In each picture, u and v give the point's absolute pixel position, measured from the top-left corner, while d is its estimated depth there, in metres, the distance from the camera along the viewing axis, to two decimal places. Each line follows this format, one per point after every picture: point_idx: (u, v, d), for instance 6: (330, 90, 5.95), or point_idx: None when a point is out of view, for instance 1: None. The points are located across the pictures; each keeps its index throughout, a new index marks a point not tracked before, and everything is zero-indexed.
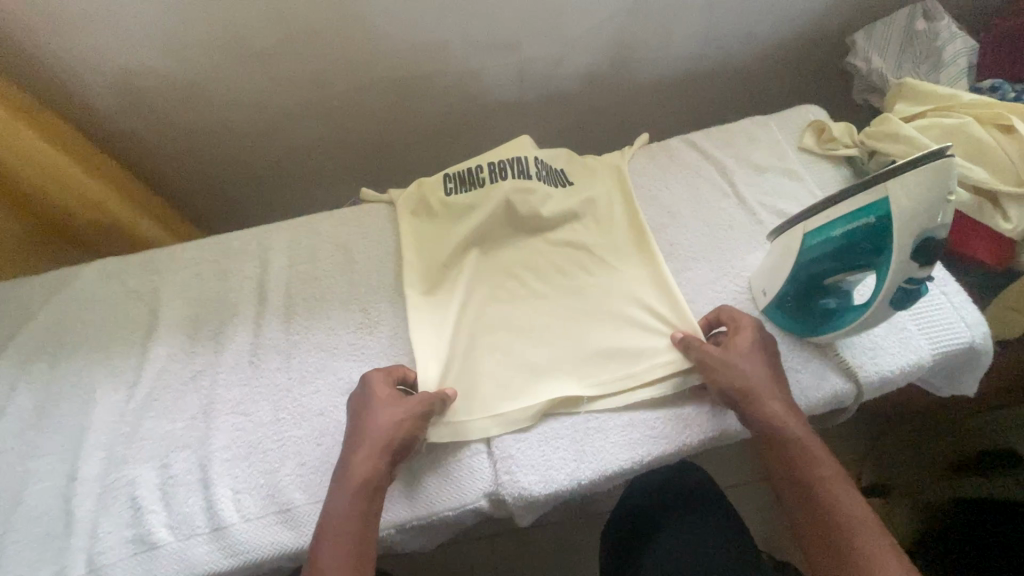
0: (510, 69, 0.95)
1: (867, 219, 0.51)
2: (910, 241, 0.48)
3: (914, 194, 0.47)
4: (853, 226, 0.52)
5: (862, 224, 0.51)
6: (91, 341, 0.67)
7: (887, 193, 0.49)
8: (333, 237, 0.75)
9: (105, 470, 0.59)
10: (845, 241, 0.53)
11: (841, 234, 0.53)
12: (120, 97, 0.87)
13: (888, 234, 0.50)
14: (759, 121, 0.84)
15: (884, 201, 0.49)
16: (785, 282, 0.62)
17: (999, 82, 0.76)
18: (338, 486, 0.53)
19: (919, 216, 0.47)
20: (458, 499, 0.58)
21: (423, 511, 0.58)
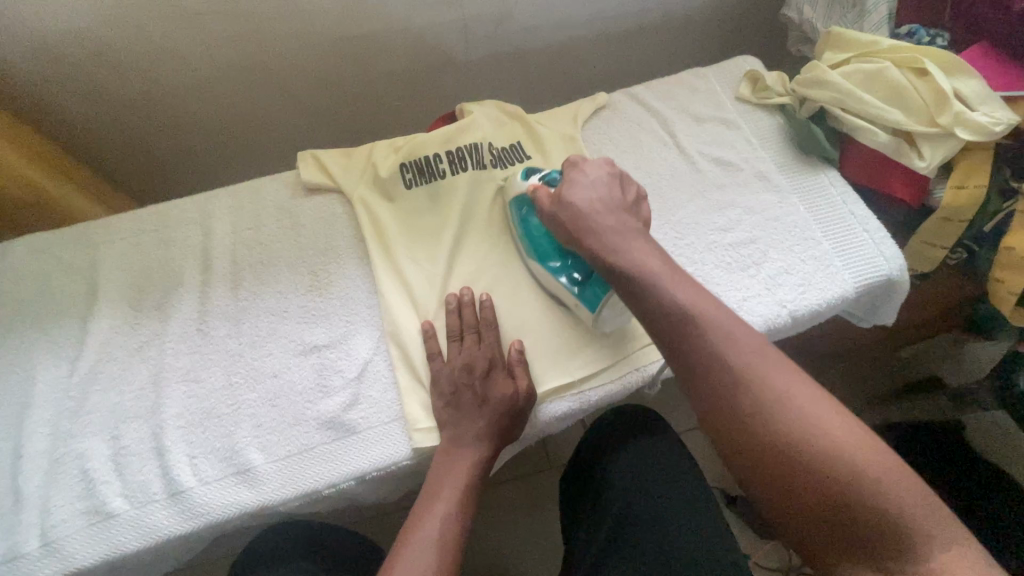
0: (454, 27, 0.94)
1: (515, 211, 0.70)
2: (519, 180, 0.69)
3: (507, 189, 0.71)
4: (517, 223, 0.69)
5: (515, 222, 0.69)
6: (27, 318, 0.65)
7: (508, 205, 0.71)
8: (278, 202, 0.73)
9: (52, 445, 0.58)
10: (520, 228, 0.68)
11: (517, 224, 0.69)
12: (37, 66, 0.82)
13: (521, 202, 0.69)
14: (698, 73, 0.89)
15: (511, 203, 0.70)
16: (545, 266, 0.65)
17: (916, 27, 0.80)
18: (479, 431, 0.57)
19: (511, 183, 0.71)
20: (397, 452, 0.59)
21: (384, 461, 0.59)
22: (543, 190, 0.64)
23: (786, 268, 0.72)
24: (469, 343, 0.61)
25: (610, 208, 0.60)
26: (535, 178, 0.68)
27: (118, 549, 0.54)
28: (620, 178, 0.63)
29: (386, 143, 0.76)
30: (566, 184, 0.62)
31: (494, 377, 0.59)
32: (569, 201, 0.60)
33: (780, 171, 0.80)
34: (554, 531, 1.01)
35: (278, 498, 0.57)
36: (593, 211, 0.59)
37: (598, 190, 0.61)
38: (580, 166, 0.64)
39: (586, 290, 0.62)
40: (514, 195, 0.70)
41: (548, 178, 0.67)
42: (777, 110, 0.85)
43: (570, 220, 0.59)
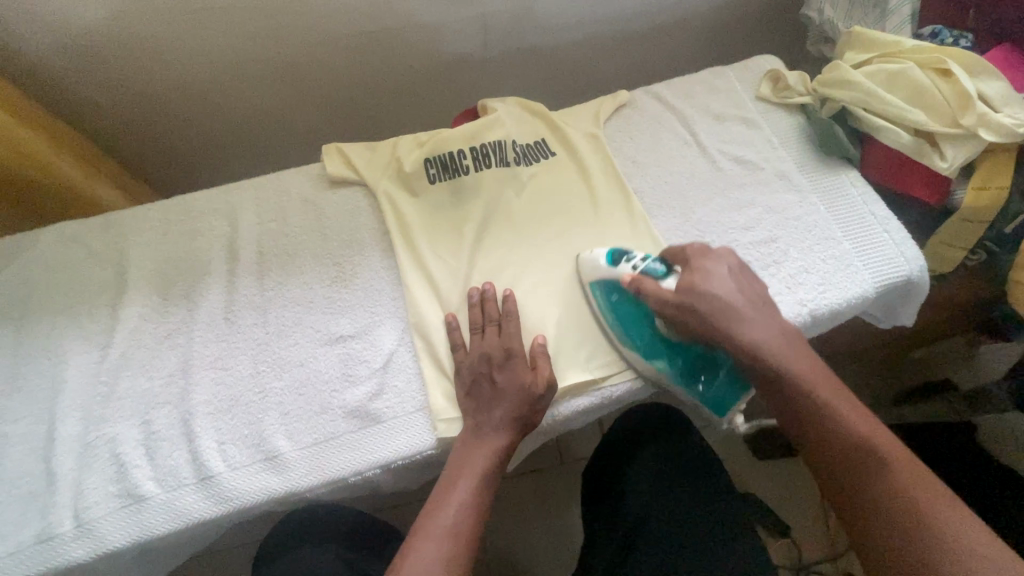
0: (474, 23, 0.94)
1: (602, 297, 0.65)
2: (612, 274, 0.64)
3: (588, 267, 0.67)
4: (607, 315, 0.65)
5: (604, 306, 0.65)
6: (57, 304, 0.66)
7: (589, 285, 0.66)
8: (303, 194, 0.74)
9: (84, 429, 0.59)
10: (614, 324, 0.64)
11: (608, 312, 0.65)
12: (64, 57, 0.83)
13: (614, 292, 0.64)
14: (719, 72, 0.89)
15: (593, 286, 0.66)
16: (666, 374, 0.63)
17: (939, 28, 0.80)
18: (497, 419, 0.57)
19: (592, 267, 0.66)
20: (421, 443, 0.60)
21: (409, 451, 0.60)
22: (648, 283, 0.61)
23: (806, 267, 0.73)
24: (488, 334, 0.62)
25: (744, 301, 0.60)
26: (627, 264, 0.64)
27: (149, 531, 0.55)
28: (744, 270, 0.63)
29: (411, 138, 0.76)
30: (696, 274, 0.61)
31: (513, 365, 0.60)
32: (704, 289, 0.60)
33: (800, 171, 0.80)
34: (566, 525, 1.02)
35: (305, 484, 0.58)
36: (732, 302, 0.59)
37: (732, 282, 0.61)
38: (706, 255, 0.63)
39: (709, 391, 0.64)
40: (597, 278, 0.66)
41: (649, 268, 0.63)
42: (798, 110, 0.86)
43: (698, 310, 0.59)
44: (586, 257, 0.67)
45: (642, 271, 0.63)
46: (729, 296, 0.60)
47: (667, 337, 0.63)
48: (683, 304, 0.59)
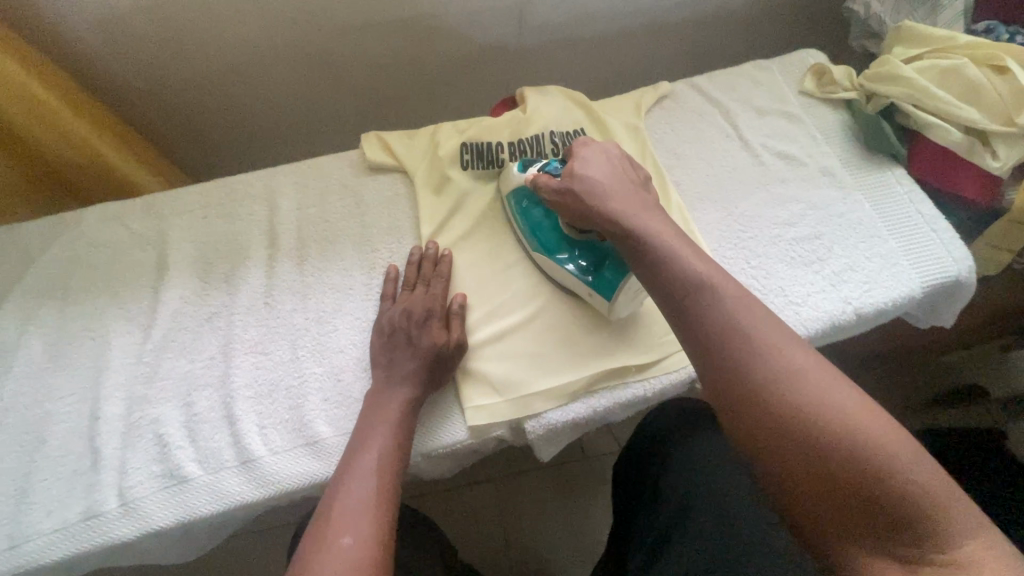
0: (512, 11, 0.93)
1: (518, 205, 0.68)
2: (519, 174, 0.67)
3: (507, 182, 0.69)
4: (519, 221, 0.68)
5: (517, 213, 0.68)
6: (99, 284, 0.66)
7: (507, 196, 0.69)
8: (341, 180, 0.74)
9: (127, 409, 0.60)
10: (523, 225, 0.67)
11: (518, 217, 0.68)
12: (104, 40, 0.83)
13: (522, 198, 0.67)
14: (762, 65, 0.87)
15: (509, 198, 0.69)
16: (560, 264, 0.63)
17: (995, 24, 0.78)
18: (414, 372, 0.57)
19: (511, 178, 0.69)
20: (455, 434, 0.60)
21: (444, 440, 0.59)
22: (543, 176, 0.63)
23: (851, 265, 0.71)
24: (417, 292, 0.63)
25: (621, 182, 0.59)
26: (533, 167, 0.66)
27: (192, 513, 0.56)
28: (630, 160, 0.63)
29: (451, 125, 0.76)
30: (576, 160, 0.61)
31: (430, 326, 0.60)
32: (583, 175, 0.59)
33: (844, 167, 0.79)
34: (590, 519, 1.02)
35: None
36: (608, 186, 0.58)
37: (609, 166, 0.61)
38: (588, 145, 0.63)
39: (598, 278, 0.61)
40: (512, 186, 0.68)
41: (548, 167, 0.64)
42: (842, 106, 0.84)
43: (579, 196, 0.59)
44: (503, 171, 0.71)
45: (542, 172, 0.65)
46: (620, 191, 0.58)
47: (561, 231, 0.64)
48: (562, 186, 0.60)
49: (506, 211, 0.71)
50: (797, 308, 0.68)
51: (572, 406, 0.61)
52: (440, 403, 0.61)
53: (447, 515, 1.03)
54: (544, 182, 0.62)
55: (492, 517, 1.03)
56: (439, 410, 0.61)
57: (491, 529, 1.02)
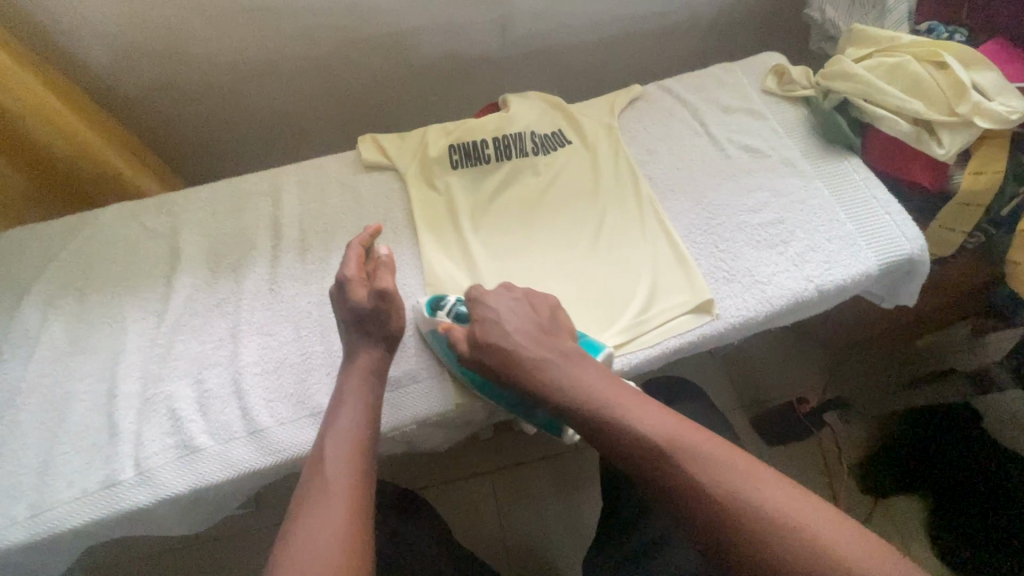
0: (496, 25, 1.00)
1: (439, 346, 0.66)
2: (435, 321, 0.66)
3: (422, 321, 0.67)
4: (444, 359, 0.65)
5: (442, 355, 0.66)
6: (115, 275, 0.72)
7: (427, 336, 0.67)
8: (340, 178, 0.80)
9: (143, 387, 0.64)
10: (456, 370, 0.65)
11: (443, 356, 0.65)
12: (116, 54, 0.89)
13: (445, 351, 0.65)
14: (727, 68, 0.95)
15: (429, 335, 0.66)
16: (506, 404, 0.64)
17: (935, 24, 0.85)
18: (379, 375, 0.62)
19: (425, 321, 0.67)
20: (439, 404, 0.64)
21: (428, 410, 0.64)
22: (459, 331, 0.62)
23: (812, 246, 0.77)
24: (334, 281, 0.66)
25: (529, 344, 0.59)
26: (442, 311, 0.66)
27: (203, 480, 0.60)
28: (526, 298, 0.64)
29: (440, 126, 0.82)
30: (482, 323, 0.61)
31: (372, 313, 0.63)
32: (487, 324, 0.60)
33: (805, 158, 0.85)
34: (582, 506, 1.05)
35: None
36: (517, 347, 0.58)
37: (511, 318, 0.61)
38: (486, 297, 0.63)
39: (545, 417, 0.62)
40: (426, 329, 0.67)
41: (457, 313, 0.65)
42: (802, 103, 0.91)
43: (501, 362, 0.58)
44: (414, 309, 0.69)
45: (453, 316, 0.65)
46: (517, 326, 0.60)
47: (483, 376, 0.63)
48: (480, 345, 0.59)
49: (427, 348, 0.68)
50: (764, 286, 0.74)
51: None
52: (402, 384, 0.65)
53: (447, 505, 1.07)
54: (457, 333, 0.62)
55: (489, 505, 1.06)
56: (405, 388, 0.65)
57: (488, 518, 1.06)
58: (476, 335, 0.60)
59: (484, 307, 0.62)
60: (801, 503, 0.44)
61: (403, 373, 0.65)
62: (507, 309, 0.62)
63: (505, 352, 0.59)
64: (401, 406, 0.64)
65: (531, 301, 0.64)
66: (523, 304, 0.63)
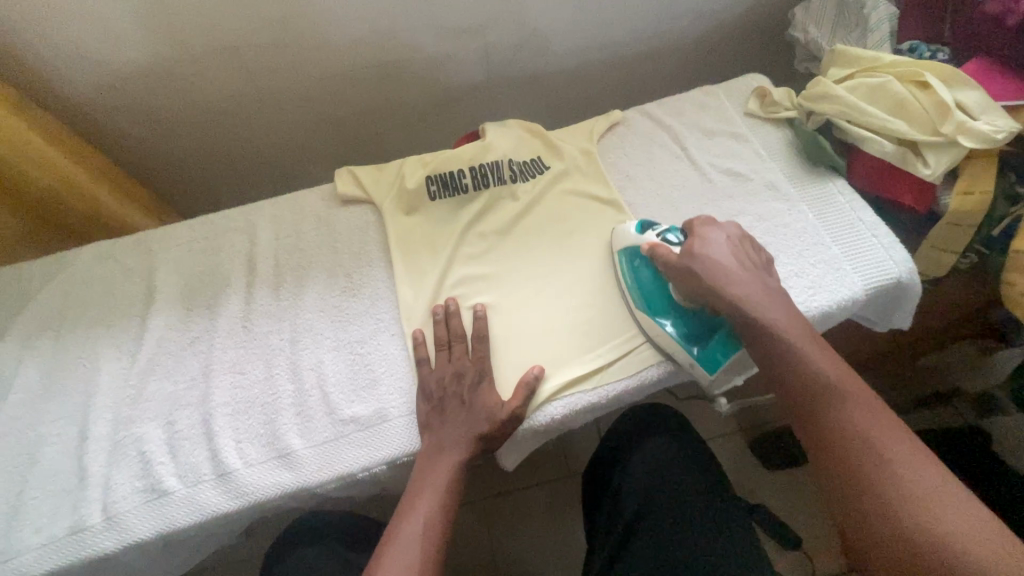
0: (477, 53, 1.01)
1: (631, 262, 0.71)
2: (632, 240, 0.71)
3: (621, 236, 0.73)
4: (632, 274, 0.71)
5: (630, 272, 0.71)
6: (91, 315, 0.72)
7: (619, 253, 0.73)
8: (316, 212, 0.79)
9: (113, 429, 0.64)
10: (637, 283, 0.70)
11: (631, 272, 0.71)
12: (101, 93, 0.91)
13: (637, 267, 0.71)
14: (709, 91, 0.94)
15: (624, 251, 0.72)
16: (667, 326, 0.67)
17: (917, 43, 0.84)
18: (458, 437, 0.60)
19: (624, 236, 0.73)
20: (410, 445, 0.63)
21: (398, 451, 0.63)
22: (665, 248, 0.67)
23: (796, 272, 0.75)
24: (457, 353, 0.65)
25: (744, 271, 0.63)
26: (652, 232, 0.71)
27: (171, 524, 0.59)
28: (746, 239, 0.68)
29: (416, 158, 0.82)
30: (698, 240, 0.66)
31: (483, 389, 0.63)
32: (704, 249, 0.65)
33: (788, 180, 0.84)
34: (573, 539, 1.02)
35: (315, 481, 0.61)
36: (727, 270, 0.63)
37: (729, 249, 0.65)
38: (710, 225, 0.69)
39: (705, 352, 0.65)
40: (625, 244, 0.72)
41: (669, 235, 0.69)
42: (785, 124, 0.90)
43: (698, 273, 0.63)
44: (618, 230, 0.75)
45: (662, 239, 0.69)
46: (722, 255, 0.64)
47: (674, 299, 0.67)
48: (684, 260, 0.64)
49: (614, 269, 0.74)
50: None
51: (545, 410, 0.65)
52: (376, 428, 0.64)
53: None
54: (663, 251, 0.67)
55: (478, 537, 1.04)
56: (378, 433, 0.63)
57: (475, 549, 1.03)
58: (693, 248, 0.65)
59: (707, 235, 0.66)
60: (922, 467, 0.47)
61: (376, 419, 0.64)
62: (716, 238, 0.66)
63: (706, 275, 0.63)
64: (374, 448, 0.63)
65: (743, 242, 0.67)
66: (739, 244, 0.67)
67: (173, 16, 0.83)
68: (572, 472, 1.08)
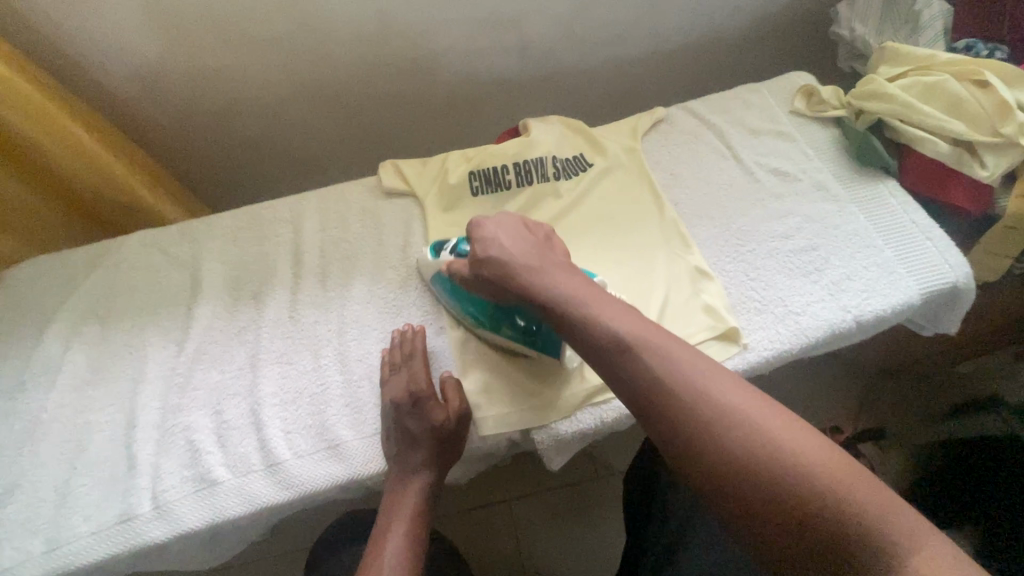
0: (516, 47, 1.00)
1: (443, 286, 0.67)
2: (435, 269, 0.68)
3: (427, 267, 0.69)
4: (453, 302, 0.67)
5: (449, 300, 0.67)
6: (136, 304, 0.72)
7: (432, 282, 0.69)
8: (359, 204, 0.79)
9: (162, 418, 0.64)
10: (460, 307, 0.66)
11: (451, 300, 0.67)
12: (143, 82, 0.91)
13: (449, 291, 0.67)
14: (753, 89, 0.93)
15: (434, 280, 0.68)
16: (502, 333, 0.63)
17: (973, 42, 0.82)
18: (416, 462, 0.59)
19: (429, 264, 0.69)
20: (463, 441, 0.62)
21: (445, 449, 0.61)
22: (459, 263, 0.63)
23: (849, 273, 0.74)
24: (404, 373, 0.62)
25: (533, 256, 0.58)
26: (445, 252, 0.67)
27: (221, 514, 0.59)
28: (525, 221, 0.64)
29: (460, 153, 0.81)
30: (480, 244, 0.60)
31: (422, 407, 0.60)
32: (491, 249, 0.59)
33: (838, 181, 0.82)
34: (606, 541, 1.01)
35: (365, 473, 0.60)
36: (519, 261, 0.58)
37: (508, 236, 0.60)
38: (485, 222, 0.62)
39: (540, 341, 0.62)
40: (431, 273, 0.69)
41: (459, 249, 0.66)
42: (833, 123, 0.88)
43: (505, 280, 0.57)
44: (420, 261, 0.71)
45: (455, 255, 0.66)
46: (509, 244, 0.59)
47: (490, 305, 0.64)
48: (480, 273, 0.59)
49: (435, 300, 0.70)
50: (797, 316, 0.71)
51: (594, 410, 0.63)
52: None
53: (464, 535, 1.03)
54: (459, 266, 0.63)
55: (509, 537, 1.03)
56: None
57: (506, 548, 1.02)
58: (478, 257, 0.60)
59: (485, 234, 0.61)
60: (763, 411, 0.43)
61: None
62: (500, 227, 0.61)
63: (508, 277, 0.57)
64: None
65: (527, 226, 0.64)
66: (520, 227, 0.62)
67: (215, 6, 0.83)
68: (605, 472, 1.06)
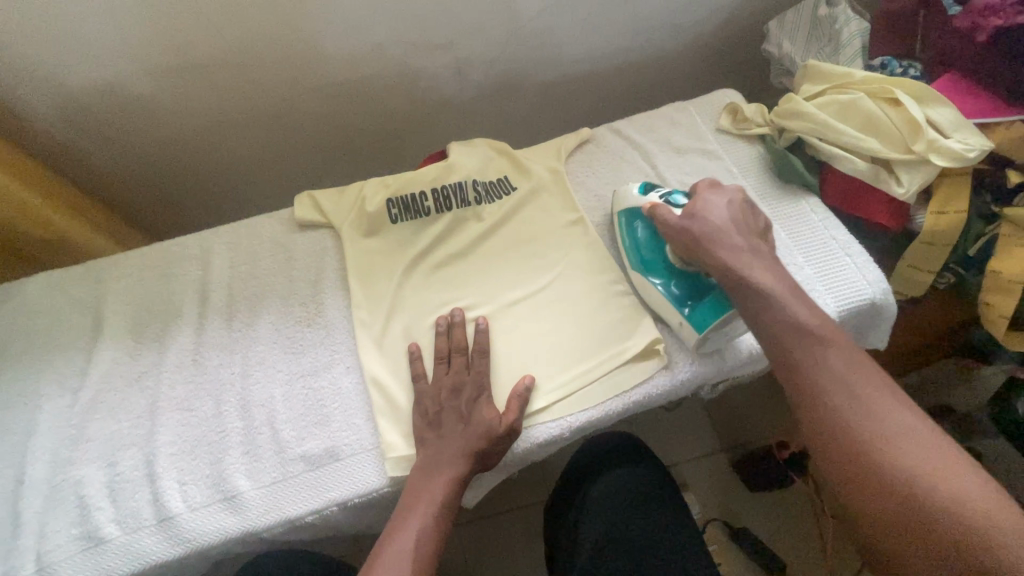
0: (449, 68, 0.99)
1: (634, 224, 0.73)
2: (630, 203, 0.73)
3: (622, 197, 0.75)
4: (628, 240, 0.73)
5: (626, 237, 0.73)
6: (35, 350, 0.69)
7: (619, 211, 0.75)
8: (273, 237, 0.77)
9: (52, 472, 0.61)
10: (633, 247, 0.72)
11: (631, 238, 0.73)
12: (62, 116, 0.89)
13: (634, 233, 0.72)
14: (680, 107, 0.92)
15: (622, 212, 0.74)
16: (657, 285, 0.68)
17: (888, 59, 0.82)
18: (452, 453, 0.58)
19: (626, 197, 0.74)
20: (363, 485, 0.60)
21: (343, 495, 0.60)
22: (664, 208, 0.67)
23: None
24: (456, 367, 0.64)
25: (736, 230, 0.63)
26: (655, 193, 0.71)
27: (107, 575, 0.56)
28: (750, 203, 0.67)
29: (377, 180, 0.79)
30: (699, 201, 0.66)
31: (479, 406, 0.61)
32: (702, 207, 0.65)
33: (760, 199, 0.82)
34: None
35: (262, 524, 0.59)
36: (718, 228, 0.63)
37: (729, 211, 0.65)
38: (715, 188, 0.68)
39: (693, 312, 0.65)
40: (626, 205, 0.74)
41: (672, 197, 0.70)
42: (758, 140, 0.88)
43: (692, 230, 0.63)
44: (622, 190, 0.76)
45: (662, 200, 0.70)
46: (723, 210, 0.65)
47: (668, 260, 0.69)
48: (681, 221, 0.64)
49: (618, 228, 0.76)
50: None
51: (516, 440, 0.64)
52: (329, 464, 0.61)
53: None
54: (662, 211, 0.67)
55: None
56: (331, 471, 0.61)
57: None
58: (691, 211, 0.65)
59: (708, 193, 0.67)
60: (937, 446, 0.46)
61: (316, 462, 0.61)
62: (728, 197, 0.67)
63: (703, 232, 0.63)
64: (324, 487, 0.60)
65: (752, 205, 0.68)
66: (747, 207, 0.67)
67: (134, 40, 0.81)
68: None
